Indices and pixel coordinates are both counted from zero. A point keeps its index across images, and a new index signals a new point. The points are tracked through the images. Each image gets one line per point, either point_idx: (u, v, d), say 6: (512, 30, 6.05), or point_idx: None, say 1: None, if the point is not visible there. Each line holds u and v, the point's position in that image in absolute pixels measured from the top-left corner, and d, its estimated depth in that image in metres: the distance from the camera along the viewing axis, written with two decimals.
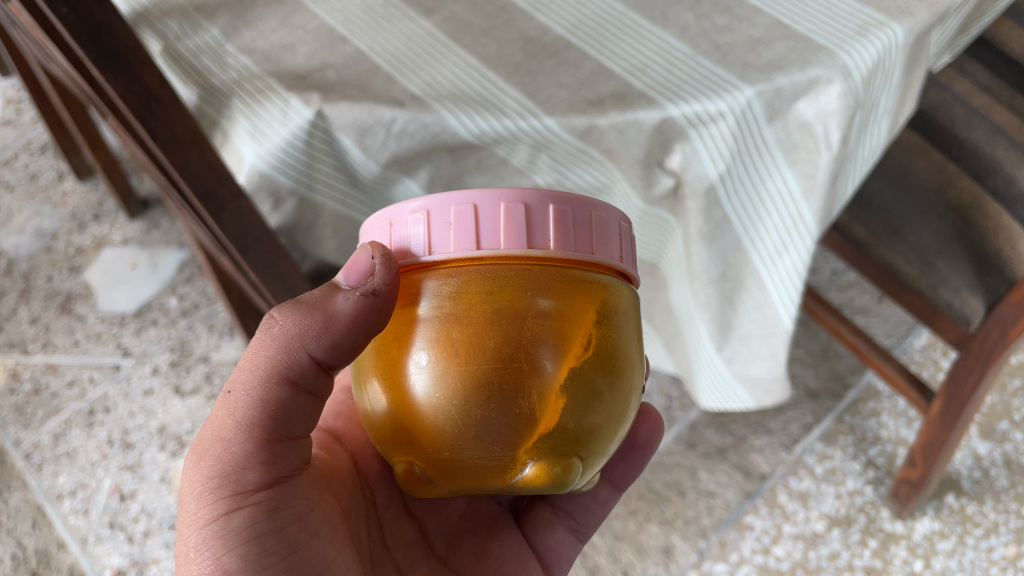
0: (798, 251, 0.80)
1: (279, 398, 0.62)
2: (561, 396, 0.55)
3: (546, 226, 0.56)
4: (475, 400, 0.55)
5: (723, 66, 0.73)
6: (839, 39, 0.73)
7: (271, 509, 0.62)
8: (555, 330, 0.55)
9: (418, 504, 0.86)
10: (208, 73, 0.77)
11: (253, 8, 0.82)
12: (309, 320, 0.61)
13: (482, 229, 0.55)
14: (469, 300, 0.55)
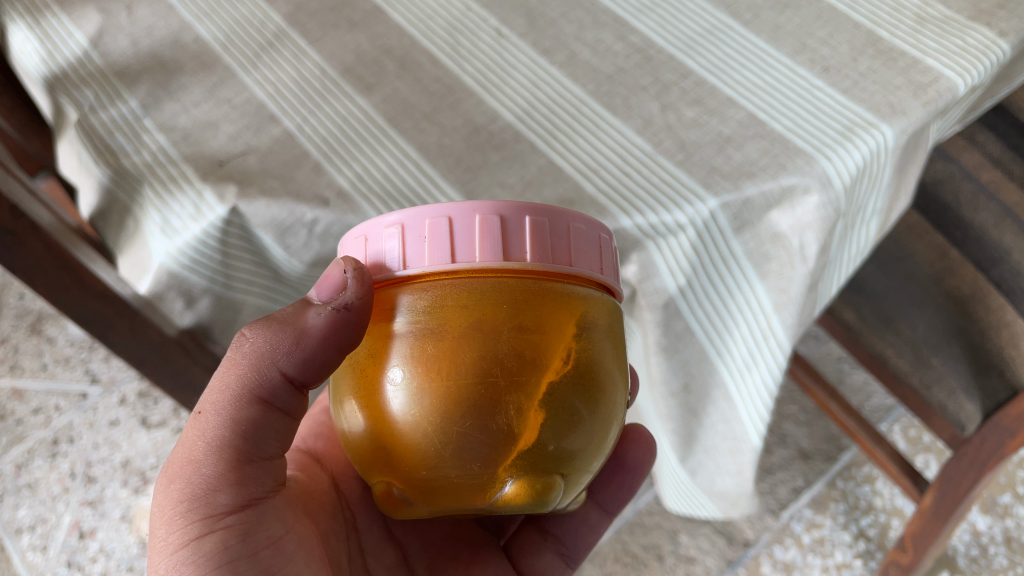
0: (768, 367, 0.72)
1: (254, 419, 0.55)
2: (540, 415, 0.48)
3: (525, 238, 0.49)
4: (449, 416, 0.48)
5: (685, 169, 0.65)
6: (820, 141, 0.65)
7: (247, 533, 0.54)
8: (534, 343, 0.48)
9: (402, 528, 0.74)
10: (121, 154, 0.70)
11: (178, 75, 0.75)
12: (281, 334, 0.55)
13: (457, 242, 0.49)
14: (446, 314, 0.48)
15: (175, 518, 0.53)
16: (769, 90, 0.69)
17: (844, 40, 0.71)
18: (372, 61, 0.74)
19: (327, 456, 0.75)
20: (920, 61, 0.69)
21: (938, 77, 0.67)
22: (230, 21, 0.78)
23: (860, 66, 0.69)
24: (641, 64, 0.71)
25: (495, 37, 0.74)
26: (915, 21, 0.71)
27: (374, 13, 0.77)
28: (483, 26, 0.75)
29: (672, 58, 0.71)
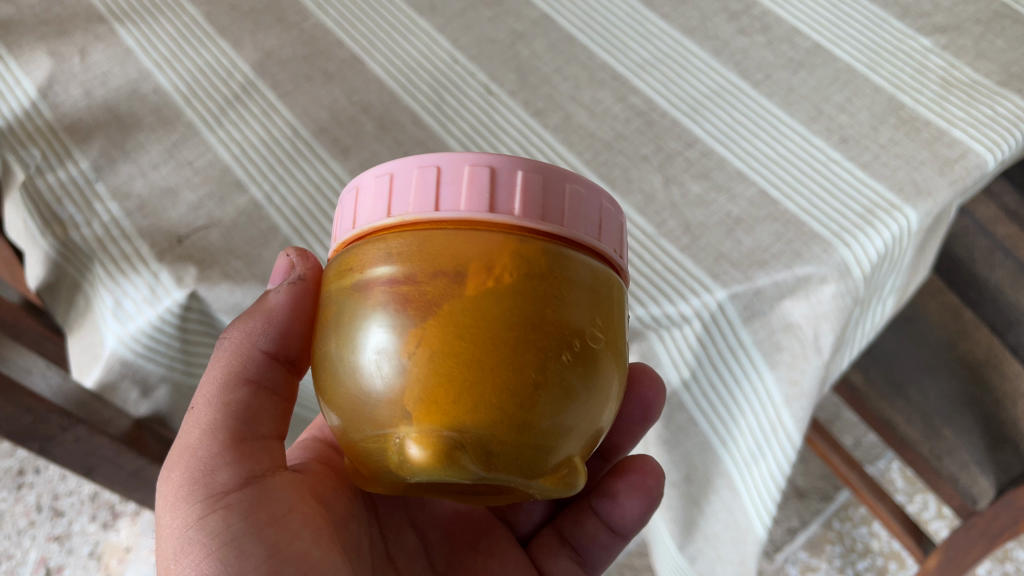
0: (777, 459, 0.65)
1: (243, 399, 0.50)
2: (444, 379, 0.37)
3: (466, 190, 0.40)
4: (398, 377, 0.38)
5: (690, 255, 0.59)
6: (838, 225, 0.60)
7: (255, 508, 0.47)
8: (495, 291, 0.38)
9: (423, 514, 0.66)
10: (70, 225, 0.63)
11: (135, 133, 0.68)
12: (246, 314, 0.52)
13: (397, 197, 0.41)
14: (402, 265, 0.40)
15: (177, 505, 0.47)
16: (782, 161, 0.63)
17: (864, 106, 0.65)
18: (349, 119, 0.68)
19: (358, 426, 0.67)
20: (947, 133, 0.63)
21: (965, 152, 0.62)
22: (193, 68, 0.71)
23: (881, 138, 0.63)
24: (642, 130, 0.65)
25: (483, 94, 0.68)
26: (941, 86, 0.65)
27: (352, 63, 0.71)
28: (470, 81, 0.69)
29: (676, 123, 0.65)
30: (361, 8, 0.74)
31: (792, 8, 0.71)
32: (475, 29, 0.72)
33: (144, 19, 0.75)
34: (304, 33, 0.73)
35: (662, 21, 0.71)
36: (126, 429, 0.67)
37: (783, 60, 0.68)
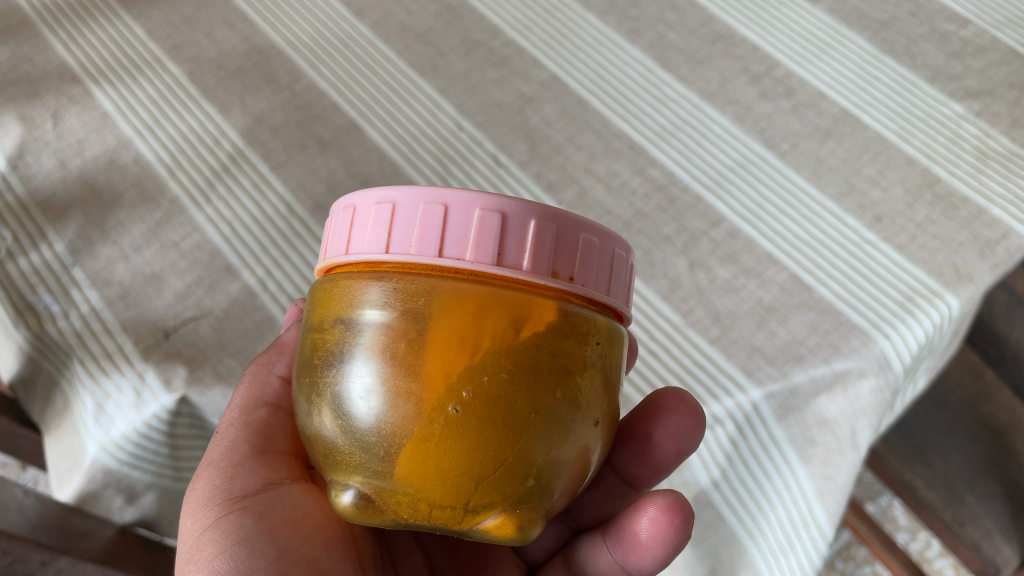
0: (808, 556, 0.57)
1: (265, 418, 0.47)
2: (368, 439, 0.34)
3: (474, 238, 0.34)
4: (371, 416, 0.34)
5: (721, 350, 0.55)
6: (877, 315, 0.56)
7: (268, 511, 0.43)
8: (415, 344, 0.34)
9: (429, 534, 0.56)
10: (44, 317, 0.58)
11: (115, 210, 0.63)
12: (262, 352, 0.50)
13: (396, 231, 0.35)
14: (389, 294, 0.35)
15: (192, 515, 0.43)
16: (814, 243, 0.59)
17: (897, 180, 0.61)
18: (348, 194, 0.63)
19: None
20: (986, 211, 0.59)
21: (1006, 233, 0.58)
22: (177, 135, 0.66)
23: (917, 216, 0.60)
24: (663, 207, 0.61)
25: (492, 166, 0.63)
26: (977, 157, 0.61)
27: (349, 130, 0.66)
28: (477, 151, 0.64)
29: (700, 199, 0.61)
30: (356, 67, 0.69)
31: (817, 71, 0.66)
32: (481, 92, 0.67)
33: (120, 79, 0.69)
34: (296, 96, 0.68)
35: (680, 84, 0.67)
36: (110, 539, 0.62)
37: (810, 128, 0.64)
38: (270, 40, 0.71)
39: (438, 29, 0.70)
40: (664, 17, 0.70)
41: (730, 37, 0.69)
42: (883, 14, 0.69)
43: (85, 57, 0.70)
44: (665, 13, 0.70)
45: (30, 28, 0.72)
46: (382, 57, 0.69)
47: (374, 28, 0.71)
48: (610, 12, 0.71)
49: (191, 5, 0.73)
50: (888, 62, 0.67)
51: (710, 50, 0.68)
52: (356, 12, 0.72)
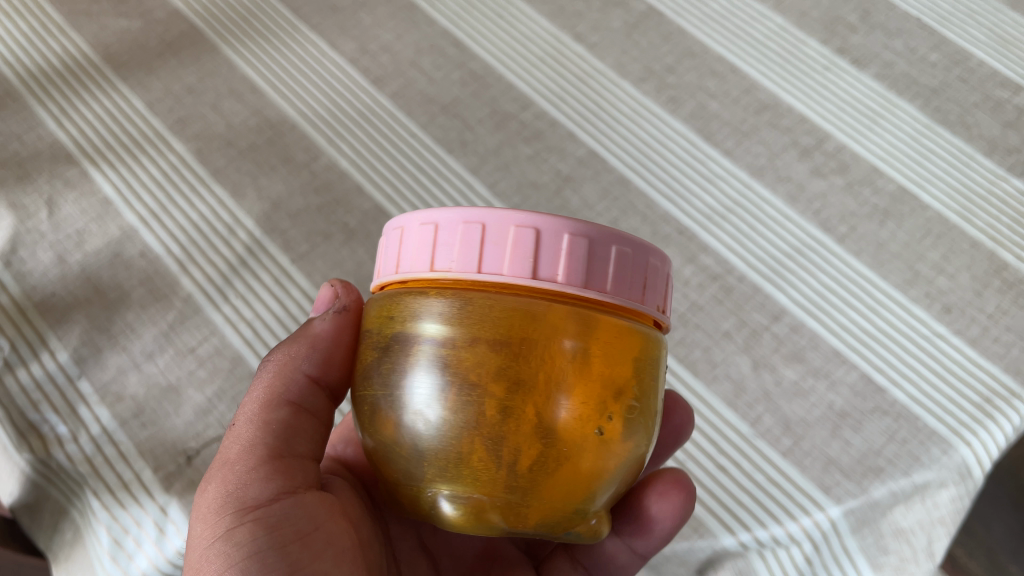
0: None
1: (289, 419, 0.37)
2: (449, 454, 0.30)
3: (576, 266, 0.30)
4: (442, 432, 0.30)
5: (793, 463, 0.52)
6: (956, 419, 0.52)
7: (287, 530, 0.33)
8: (490, 357, 0.29)
9: (433, 535, 0.45)
10: (50, 439, 0.52)
11: (123, 312, 0.57)
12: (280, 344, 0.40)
13: (467, 251, 0.30)
14: (449, 306, 0.30)
15: (202, 532, 0.34)
16: (883, 338, 0.55)
17: (963, 266, 0.58)
18: None
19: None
20: None
21: None
22: (186, 223, 0.61)
23: (988, 306, 0.56)
24: (719, 298, 0.57)
25: None
26: None
27: (376, 215, 0.61)
28: None
29: (758, 290, 0.57)
30: (378, 142, 0.64)
31: (870, 143, 0.63)
32: (514, 171, 0.63)
33: (121, 159, 0.64)
34: (316, 177, 0.63)
35: (726, 160, 0.63)
36: None
37: (868, 207, 0.60)
38: (283, 113, 0.65)
39: (464, 100, 0.66)
40: (705, 84, 0.66)
41: (776, 106, 0.65)
42: (934, 80, 0.66)
43: (80, 133, 0.65)
44: (705, 79, 0.66)
45: (17, 102, 0.66)
46: (405, 132, 0.64)
47: (395, 98, 0.66)
48: (646, 80, 0.66)
49: (194, 73, 0.67)
50: (943, 133, 0.63)
51: (755, 120, 0.64)
52: (373, 80, 0.67)
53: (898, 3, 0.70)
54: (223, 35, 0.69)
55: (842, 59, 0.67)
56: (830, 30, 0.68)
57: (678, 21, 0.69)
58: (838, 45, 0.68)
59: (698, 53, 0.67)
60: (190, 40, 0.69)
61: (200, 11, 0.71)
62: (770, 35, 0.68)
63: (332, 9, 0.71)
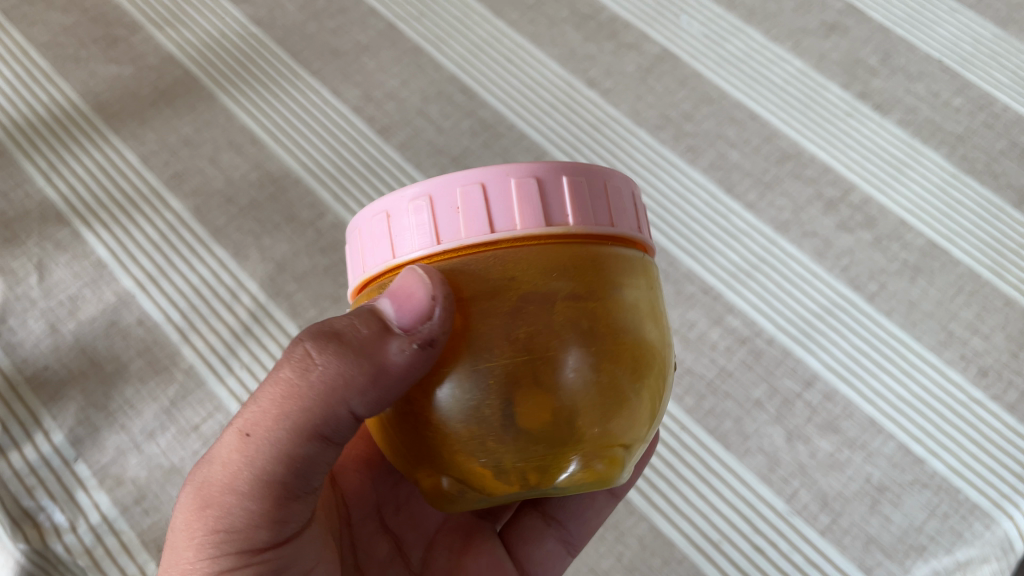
0: None
1: (311, 455, 0.28)
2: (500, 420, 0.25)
3: (587, 210, 0.26)
4: (478, 405, 0.25)
5: (834, 543, 0.50)
6: (998, 492, 0.50)
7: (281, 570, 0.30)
8: (521, 307, 0.25)
9: (394, 516, 0.40)
10: (47, 530, 0.49)
11: (121, 386, 0.54)
12: (320, 338, 0.27)
13: (473, 214, 0.25)
14: (459, 273, 0.25)
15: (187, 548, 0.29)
16: (921, 404, 0.53)
17: (998, 326, 0.56)
18: None
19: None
20: None
21: None
22: (185, 287, 0.58)
23: None
24: (749, 363, 0.55)
25: None
26: None
27: None
28: None
29: (789, 354, 0.55)
30: (386, 195, 0.61)
31: (897, 194, 0.61)
32: None
33: (115, 218, 0.60)
34: (322, 235, 0.60)
35: (749, 213, 0.60)
36: None
37: (896, 263, 0.58)
38: (286, 166, 0.62)
39: (475, 152, 0.63)
40: (724, 131, 0.64)
41: (799, 155, 0.63)
42: (958, 126, 0.64)
43: (71, 190, 0.61)
44: (723, 127, 0.64)
45: (3, 157, 0.63)
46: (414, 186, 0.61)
47: (402, 149, 0.63)
48: (663, 128, 0.64)
49: (190, 123, 0.64)
50: (970, 183, 0.61)
51: (777, 170, 0.62)
52: (379, 130, 0.64)
53: (919, 44, 0.68)
54: (219, 82, 0.66)
55: (864, 104, 0.65)
56: (850, 74, 0.66)
57: (694, 65, 0.67)
58: (859, 90, 0.65)
59: (716, 99, 0.65)
60: (185, 87, 0.66)
61: (193, 55, 0.68)
62: (789, 80, 0.66)
63: (333, 53, 0.68)
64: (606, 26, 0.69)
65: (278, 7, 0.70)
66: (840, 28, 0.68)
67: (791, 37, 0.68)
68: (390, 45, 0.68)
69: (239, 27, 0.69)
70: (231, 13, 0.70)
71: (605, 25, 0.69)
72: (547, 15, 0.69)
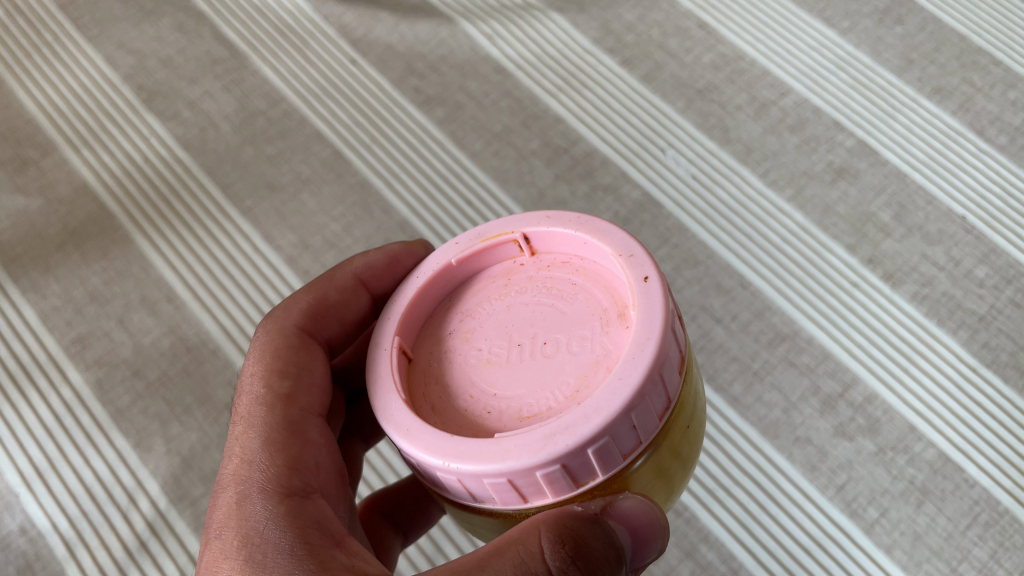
0: None
1: None
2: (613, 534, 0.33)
3: (650, 409, 0.29)
4: None
5: None
6: None
7: None
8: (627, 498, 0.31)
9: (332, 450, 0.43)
10: None
11: None
12: (590, 560, 0.30)
13: (559, 482, 0.29)
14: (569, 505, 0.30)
15: None
16: None
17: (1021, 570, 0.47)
18: None
19: (303, 377, 0.39)
20: None
21: None
22: (76, 485, 0.50)
23: None
24: None
25: None
26: None
27: None
28: None
29: None
30: None
31: (907, 392, 0.52)
32: None
33: (5, 393, 0.53)
34: None
35: (733, 411, 0.52)
36: None
37: (901, 483, 0.50)
38: (204, 331, 0.55)
39: None
40: (708, 302, 0.56)
41: (794, 336, 0.54)
42: (981, 304, 0.55)
43: None
44: (708, 295, 0.56)
45: None
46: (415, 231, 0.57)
47: None
48: None
49: (100, 272, 0.57)
50: (992, 378, 0.53)
51: (768, 355, 0.54)
52: None
53: (940, 195, 0.59)
54: (137, 220, 0.58)
55: (872, 272, 0.56)
56: (858, 232, 0.58)
57: (679, 215, 0.59)
58: (867, 254, 0.57)
59: (702, 260, 0.57)
60: (97, 225, 0.58)
61: (110, 185, 0.60)
62: (786, 239, 0.57)
63: (269, 187, 0.60)
64: (580, 161, 0.60)
65: (211, 126, 0.62)
66: (849, 172, 0.60)
67: (793, 184, 0.59)
68: (334, 178, 0.60)
69: (165, 151, 0.61)
70: (156, 132, 0.62)
71: (580, 160, 0.60)
72: (515, 146, 0.61)
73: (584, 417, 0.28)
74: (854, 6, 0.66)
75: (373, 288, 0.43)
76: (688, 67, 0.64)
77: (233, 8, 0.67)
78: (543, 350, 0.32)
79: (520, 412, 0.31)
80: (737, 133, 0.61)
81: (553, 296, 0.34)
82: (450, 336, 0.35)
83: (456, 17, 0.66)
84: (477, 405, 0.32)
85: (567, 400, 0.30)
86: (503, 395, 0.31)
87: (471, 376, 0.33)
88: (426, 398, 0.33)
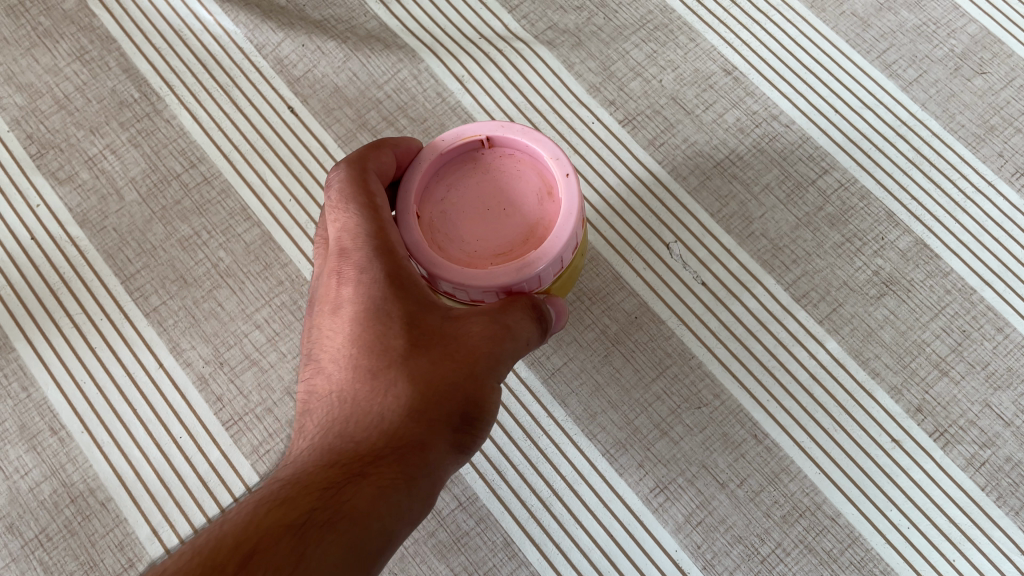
0: None
1: None
2: None
3: (572, 248, 0.35)
4: None
5: None
6: None
7: None
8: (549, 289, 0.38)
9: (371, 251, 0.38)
10: None
11: None
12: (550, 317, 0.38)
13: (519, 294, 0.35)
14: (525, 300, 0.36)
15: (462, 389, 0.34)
16: None
17: None
18: None
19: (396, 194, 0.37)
20: None
21: None
22: None
23: None
24: None
25: None
26: None
27: None
28: None
29: None
30: None
31: None
32: None
33: None
34: None
35: None
36: None
37: None
38: (93, 474, 0.45)
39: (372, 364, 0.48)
40: (710, 459, 0.45)
41: (813, 510, 0.44)
42: None
43: None
44: (712, 449, 0.45)
45: None
46: None
47: (256, 460, 0.45)
48: (621, 450, 0.46)
49: None
50: None
51: (781, 536, 0.44)
52: (227, 421, 0.46)
53: (1016, 317, 0.46)
54: (19, 319, 0.48)
55: (919, 426, 0.45)
56: (905, 368, 0.46)
57: (683, 335, 0.47)
58: (915, 400, 0.45)
59: (707, 401, 0.46)
60: None
61: None
62: (816, 376, 0.46)
63: (179, 280, 0.49)
64: None
65: (113, 192, 0.50)
66: (900, 285, 0.47)
67: (828, 298, 0.47)
68: (260, 270, 0.49)
69: (56, 226, 0.50)
70: (46, 200, 0.50)
71: None
72: None
73: (539, 256, 0.34)
74: (926, 46, 0.52)
75: (403, 153, 0.38)
76: (706, 129, 0.51)
77: (149, 29, 0.54)
78: (504, 211, 0.36)
79: (493, 250, 0.35)
80: (762, 223, 0.49)
81: (507, 174, 0.36)
82: (434, 199, 0.37)
83: (422, 50, 0.53)
84: (467, 244, 0.36)
85: (526, 244, 0.35)
86: (481, 240, 0.35)
87: (456, 225, 0.36)
88: (427, 232, 0.36)
